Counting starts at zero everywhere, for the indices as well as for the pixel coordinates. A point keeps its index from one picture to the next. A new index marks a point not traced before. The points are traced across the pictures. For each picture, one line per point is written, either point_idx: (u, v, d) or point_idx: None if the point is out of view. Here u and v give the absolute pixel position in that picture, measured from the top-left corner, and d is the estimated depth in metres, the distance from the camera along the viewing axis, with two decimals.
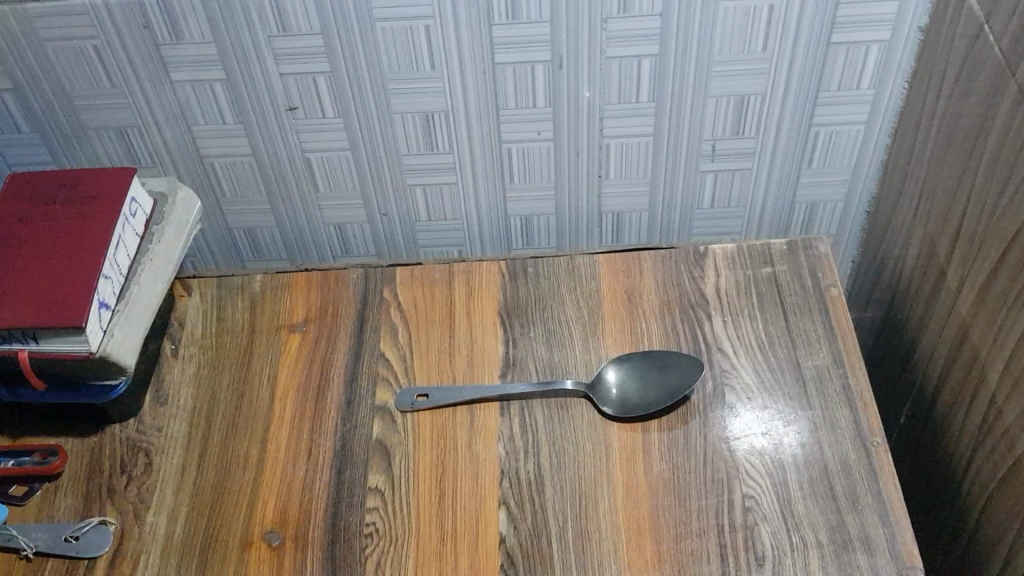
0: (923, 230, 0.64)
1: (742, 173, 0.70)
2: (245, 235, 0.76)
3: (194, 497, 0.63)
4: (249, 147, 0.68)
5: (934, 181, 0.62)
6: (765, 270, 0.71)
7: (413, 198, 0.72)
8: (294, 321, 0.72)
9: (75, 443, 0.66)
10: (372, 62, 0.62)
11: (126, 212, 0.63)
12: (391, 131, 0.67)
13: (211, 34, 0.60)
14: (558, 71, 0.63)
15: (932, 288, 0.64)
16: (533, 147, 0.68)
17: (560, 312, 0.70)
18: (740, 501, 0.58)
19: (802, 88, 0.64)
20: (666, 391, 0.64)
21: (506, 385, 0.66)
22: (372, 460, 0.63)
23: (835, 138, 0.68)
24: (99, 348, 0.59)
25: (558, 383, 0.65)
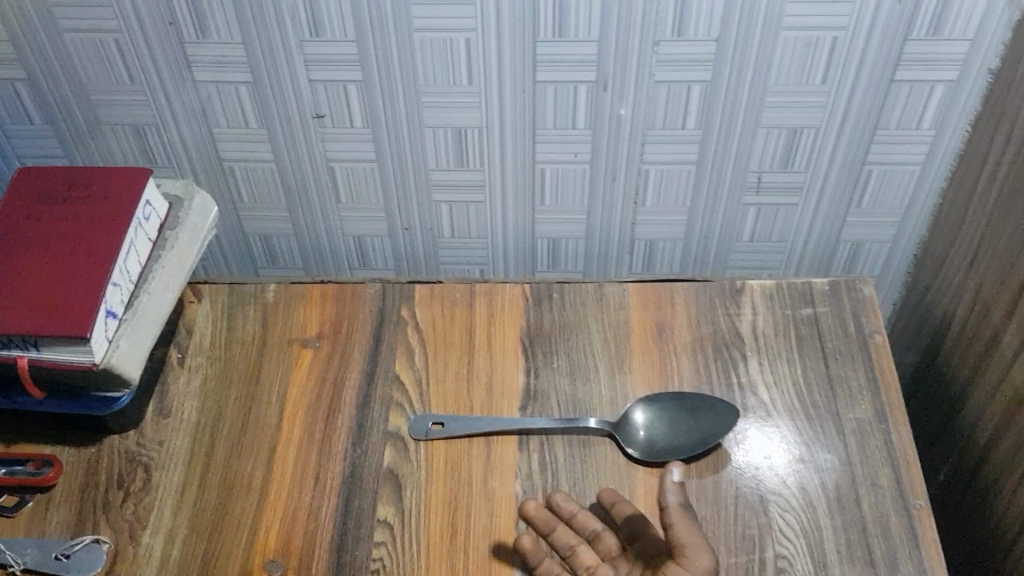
0: (981, 281, 0.61)
1: (786, 208, 0.67)
2: (261, 241, 0.73)
3: (193, 519, 0.60)
4: (271, 152, 0.65)
5: (997, 231, 0.59)
6: (805, 311, 0.67)
7: (439, 214, 0.69)
8: (307, 336, 0.69)
9: (71, 453, 0.63)
10: (407, 72, 0.58)
11: (138, 215, 0.60)
12: (422, 144, 0.63)
13: (239, 34, 0.57)
14: (603, 92, 0.59)
15: (987, 342, 0.60)
16: (569, 170, 0.65)
17: (587, 342, 0.67)
18: (772, 559, 0.55)
19: (858, 125, 0.61)
20: (697, 437, 0.60)
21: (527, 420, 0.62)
22: (382, 490, 0.60)
23: (889, 178, 0.64)
24: (104, 359, 0.56)
25: (582, 421, 0.62)
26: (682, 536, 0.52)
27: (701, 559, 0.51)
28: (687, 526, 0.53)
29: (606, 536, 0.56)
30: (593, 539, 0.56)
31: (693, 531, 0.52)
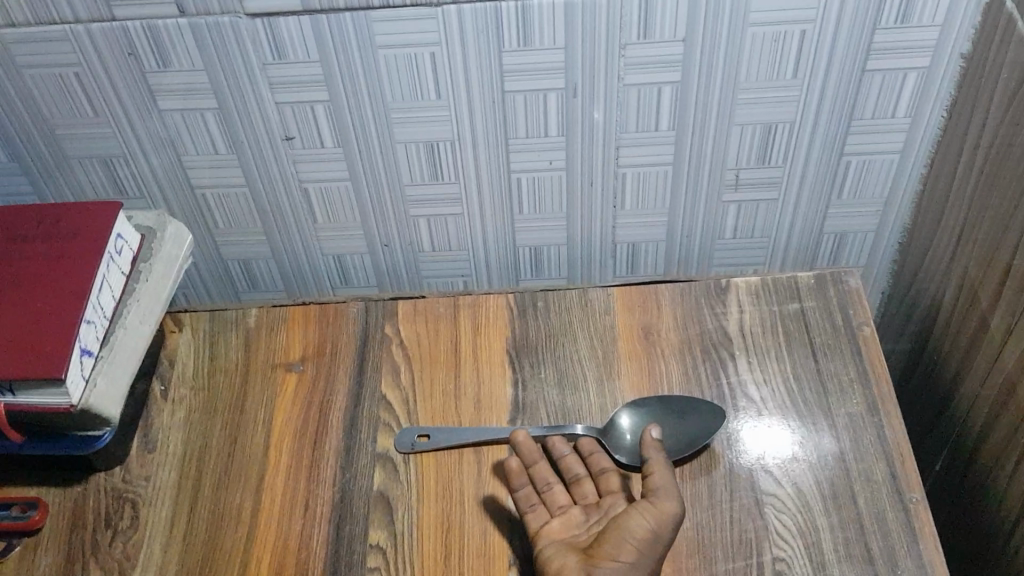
0: (966, 267, 0.60)
1: (767, 203, 0.66)
2: (239, 266, 0.71)
3: (183, 555, 0.59)
4: (243, 177, 0.64)
5: (979, 215, 0.58)
6: (792, 307, 0.67)
7: (417, 229, 0.68)
8: (291, 360, 0.68)
9: (58, 494, 0.62)
10: (373, 90, 0.58)
11: (110, 250, 0.59)
12: (394, 161, 0.62)
13: (201, 62, 0.56)
14: (573, 99, 0.58)
15: (976, 328, 0.60)
16: (545, 177, 0.64)
17: (573, 351, 0.66)
18: (770, 563, 0.54)
19: (834, 116, 0.60)
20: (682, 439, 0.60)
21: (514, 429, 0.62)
22: (373, 513, 0.59)
23: (868, 168, 0.63)
24: (80, 400, 0.55)
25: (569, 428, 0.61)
26: (656, 481, 0.54)
27: (669, 502, 0.52)
28: (662, 469, 0.54)
29: (585, 483, 0.58)
30: (573, 484, 0.58)
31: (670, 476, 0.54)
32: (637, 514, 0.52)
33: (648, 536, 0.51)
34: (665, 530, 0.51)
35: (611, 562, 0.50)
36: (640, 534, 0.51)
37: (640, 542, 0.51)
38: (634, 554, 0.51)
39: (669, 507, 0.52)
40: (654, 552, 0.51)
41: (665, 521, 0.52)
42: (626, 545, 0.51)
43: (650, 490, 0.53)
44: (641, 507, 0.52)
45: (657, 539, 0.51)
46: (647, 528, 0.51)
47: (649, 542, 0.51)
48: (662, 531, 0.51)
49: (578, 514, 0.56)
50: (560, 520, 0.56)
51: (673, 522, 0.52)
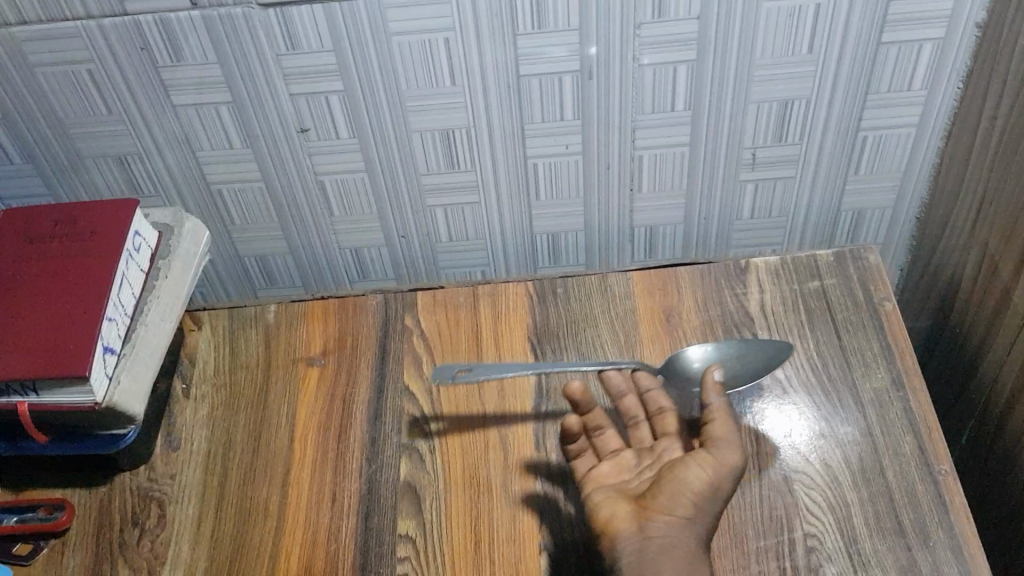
0: (987, 238, 0.60)
1: (784, 181, 0.66)
2: (257, 262, 0.71)
3: (212, 551, 0.59)
4: (258, 172, 0.64)
5: (999, 184, 0.58)
6: (813, 284, 0.66)
7: (434, 219, 0.68)
8: (312, 354, 0.68)
9: (83, 495, 0.62)
10: (388, 78, 0.57)
11: (129, 248, 0.58)
12: (409, 150, 0.62)
13: (214, 55, 0.56)
14: (588, 81, 0.58)
15: (999, 298, 0.60)
16: (561, 162, 0.64)
17: (595, 335, 0.66)
18: (802, 540, 0.54)
19: (850, 91, 0.59)
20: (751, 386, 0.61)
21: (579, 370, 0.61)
22: (401, 504, 0.59)
23: (886, 143, 0.63)
24: (104, 398, 0.55)
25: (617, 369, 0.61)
26: (716, 431, 0.53)
27: (731, 455, 0.52)
28: (723, 419, 0.54)
29: (643, 426, 0.59)
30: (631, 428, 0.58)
31: (732, 426, 0.54)
32: (697, 466, 0.51)
33: (706, 488, 0.51)
34: (722, 482, 0.51)
35: (663, 517, 0.50)
36: (699, 487, 0.51)
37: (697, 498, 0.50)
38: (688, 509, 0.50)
39: (730, 461, 0.51)
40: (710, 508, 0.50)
41: (723, 476, 0.51)
42: (682, 499, 0.50)
43: (712, 440, 0.53)
44: (700, 460, 0.52)
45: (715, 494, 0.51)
46: (705, 483, 0.51)
47: (708, 496, 0.50)
48: (719, 482, 0.51)
49: (630, 459, 0.57)
50: (611, 465, 0.56)
51: (731, 477, 0.51)
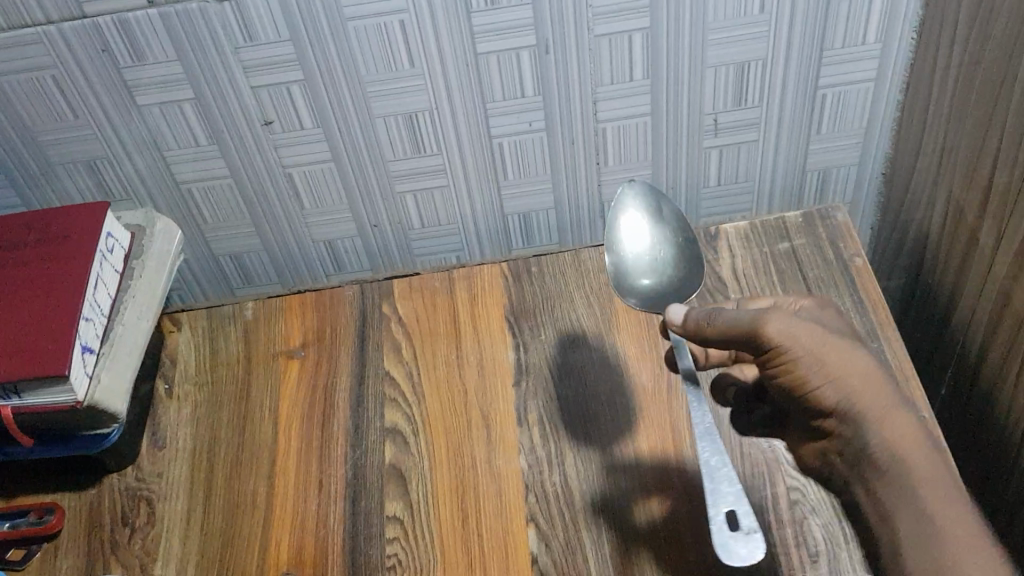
0: (949, 186, 0.61)
1: (748, 146, 0.66)
2: (232, 261, 0.72)
3: (203, 544, 0.59)
4: (226, 168, 0.64)
5: (957, 132, 0.59)
6: (783, 245, 0.68)
7: (405, 206, 0.68)
8: (292, 347, 0.68)
9: (73, 499, 0.62)
10: (348, 65, 0.58)
11: (101, 248, 0.59)
12: (375, 136, 0.63)
13: (175, 52, 0.57)
14: (546, 55, 0.59)
15: (965, 245, 0.60)
16: (527, 139, 0.64)
17: (571, 311, 0.67)
18: (785, 494, 0.55)
19: (804, 50, 0.60)
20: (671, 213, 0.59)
21: (715, 491, 0.47)
22: (387, 486, 0.60)
23: (844, 100, 0.64)
24: (86, 396, 0.56)
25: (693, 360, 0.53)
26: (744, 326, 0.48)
27: (775, 319, 0.48)
28: (727, 322, 0.48)
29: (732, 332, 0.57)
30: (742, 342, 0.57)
31: (741, 313, 0.48)
32: (788, 357, 0.48)
33: (816, 359, 0.47)
34: (803, 337, 0.47)
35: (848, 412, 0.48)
36: (812, 361, 0.47)
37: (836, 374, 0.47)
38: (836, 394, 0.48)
39: (785, 321, 0.48)
40: (864, 379, 0.48)
41: (798, 327, 0.48)
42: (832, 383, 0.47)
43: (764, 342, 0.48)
44: (780, 355, 0.48)
45: (834, 348, 0.48)
46: (808, 356, 0.47)
47: (834, 362, 0.48)
48: (810, 342, 0.47)
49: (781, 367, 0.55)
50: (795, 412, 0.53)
51: (803, 322, 0.48)
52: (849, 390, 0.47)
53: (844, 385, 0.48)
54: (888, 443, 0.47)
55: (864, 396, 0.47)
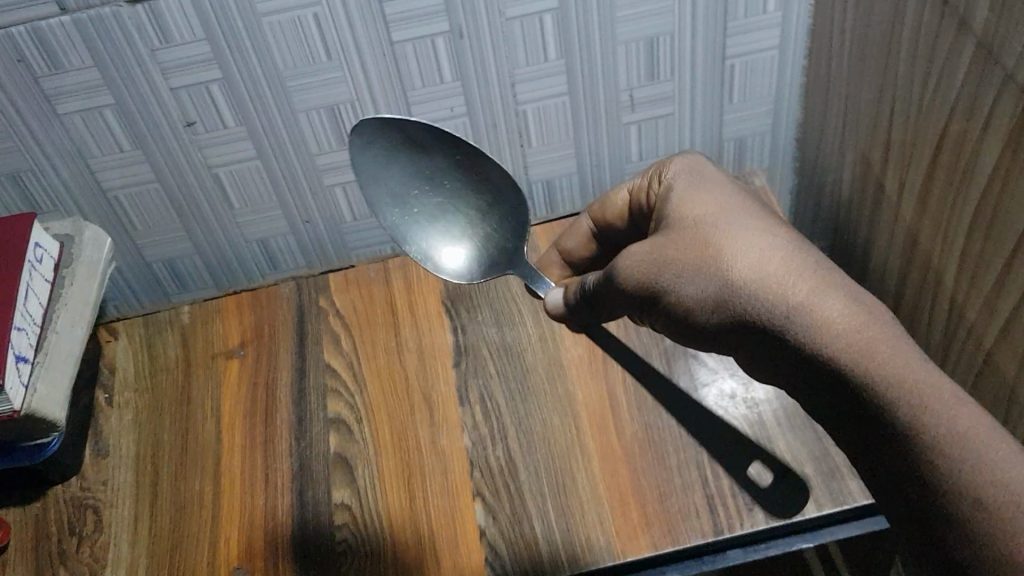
0: (857, 145, 0.64)
1: (666, 119, 0.68)
2: (165, 267, 0.72)
3: (153, 546, 0.59)
4: (151, 172, 0.64)
5: (858, 91, 0.61)
6: None
7: (335, 199, 0.69)
8: (231, 347, 0.69)
9: (18, 513, 0.62)
10: (266, 61, 0.59)
11: (31, 259, 0.59)
12: (298, 130, 0.64)
13: (91, 57, 0.57)
14: (460, 40, 0.60)
15: (875, 196, 0.63)
16: (449, 125, 0.66)
17: (505, 291, 0.69)
18: (720, 447, 0.58)
19: (710, 22, 0.62)
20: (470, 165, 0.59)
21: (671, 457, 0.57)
22: (334, 474, 0.60)
23: (752, 68, 0.66)
24: (24, 405, 0.55)
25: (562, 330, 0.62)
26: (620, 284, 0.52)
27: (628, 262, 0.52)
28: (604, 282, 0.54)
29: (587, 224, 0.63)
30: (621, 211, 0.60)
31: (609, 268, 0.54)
32: (660, 286, 0.51)
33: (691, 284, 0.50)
34: (663, 267, 0.51)
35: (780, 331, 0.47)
36: (687, 278, 0.50)
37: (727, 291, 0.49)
38: (731, 298, 0.48)
39: (641, 254, 0.52)
40: (761, 275, 0.48)
41: (649, 256, 0.51)
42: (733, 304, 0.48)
43: (630, 282, 0.52)
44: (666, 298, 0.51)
45: (708, 252, 0.50)
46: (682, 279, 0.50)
47: (711, 266, 0.49)
48: (667, 266, 0.51)
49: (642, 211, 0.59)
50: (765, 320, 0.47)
51: (649, 248, 0.52)
52: (735, 293, 0.48)
53: (731, 289, 0.48)
54: (835, 342, 0.45)
55: (770, 292, 0.47)
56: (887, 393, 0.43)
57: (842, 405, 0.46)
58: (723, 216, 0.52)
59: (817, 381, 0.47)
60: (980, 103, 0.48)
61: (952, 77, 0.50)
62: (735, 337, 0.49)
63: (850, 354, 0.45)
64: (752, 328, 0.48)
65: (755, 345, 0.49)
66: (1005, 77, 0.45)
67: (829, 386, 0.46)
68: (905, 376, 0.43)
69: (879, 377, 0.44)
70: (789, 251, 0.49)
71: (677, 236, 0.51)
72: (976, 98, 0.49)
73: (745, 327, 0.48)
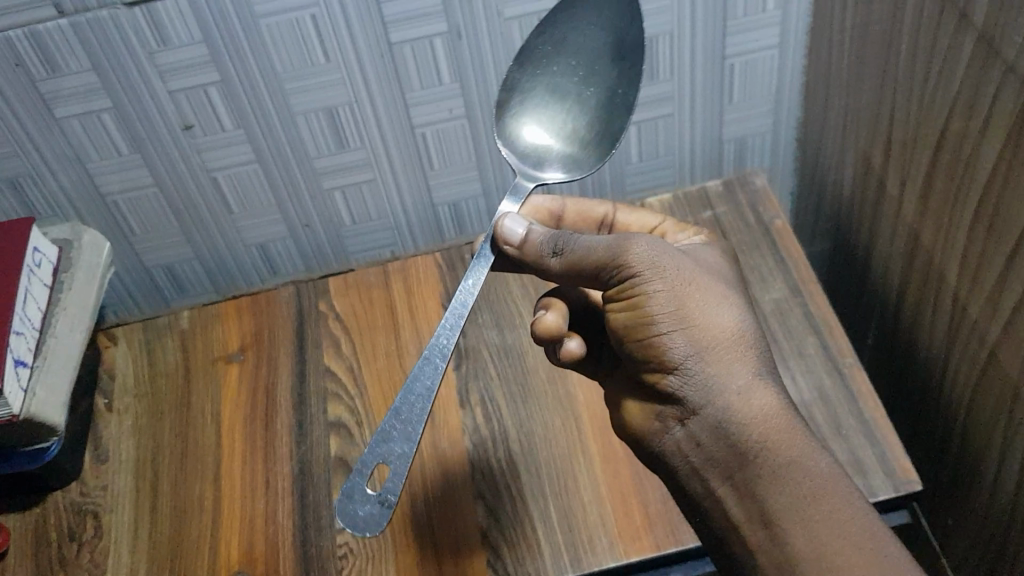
0: (857, 143, 0.64)
1: (666, 120, 0.68)
2: (165, 272, 0.71)
3: (152, 551, 0.59)
4: (150, 176, 0.64)
5: (859, 88, 0.61)
6: (706, 214, 0.71)
7: (334, 203, 0.69)
8: (230, 351, 0.68)
9: (17, 520, 0.61)
10: (264, 63, 0.59)
11: (29, 263, 0.59)
12: (296, 133, 0.63)
13: (89, 61, 0.56)
14: (458, 41, 0.60)
15: (876, 194, 0.63)
16: (448, 127, 0.65)
17: (506, 293, 0.68)
18: None
19: (709, 21, 0.62)
20: (615, 95, 0.55)
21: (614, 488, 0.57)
22: (334, 478, 0.60)
23: (752, 67, 0.65)
24: (23, 410, 0.55)
25: (481, 250, 0.51)
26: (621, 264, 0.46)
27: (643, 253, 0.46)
28: (582, 251, 0.48)
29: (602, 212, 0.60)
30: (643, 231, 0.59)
31: (597, 240, 0.48)
32: (641, 283, 0.46)
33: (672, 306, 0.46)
34: (665, 282, 0.46)
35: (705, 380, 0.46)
36: (667, 293, 0.46)
37: (695, 327, 0.46)
38: (685, 336, 0.46)
39: (646, 246, 0.47)
40: (732, 339, 0.46)
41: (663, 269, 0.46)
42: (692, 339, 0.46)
43: (617, 260, 0.47)
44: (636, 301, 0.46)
45: (696, 288, 0.47)
46: (670, 297, 0.46)
47: (694, 299, 0.46)
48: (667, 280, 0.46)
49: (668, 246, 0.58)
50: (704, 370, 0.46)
51: (664, 256, 0.47)
52: (693, 337, 0.46)
53: (702, 332, 0.46)
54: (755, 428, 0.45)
55: (731, 353, 0.46)
56: (796, 483, 0.44)
57: (736, 465, 0.45)
58: (714, 273, 0.49)
59: (718, 431, 0.46)
60: (981, 99, 0.48)
61: (951, 72, 0.50)
62: (653, 359, 0.47)
63: (772, 439, 0.45)
64: (683, 368, 0.46)
65: (667, 375, 0.46)
66: (1005, 70, 0.45)
67: (729, 445, 0.45)
68: (818, 479, 0.44)
69: (796, 466, 0.44)
70: (758, 338, 0.48)
71: (687, 263, 0.48)
72: (976, 92, 0.48)
73: (673, 361, 0.46)
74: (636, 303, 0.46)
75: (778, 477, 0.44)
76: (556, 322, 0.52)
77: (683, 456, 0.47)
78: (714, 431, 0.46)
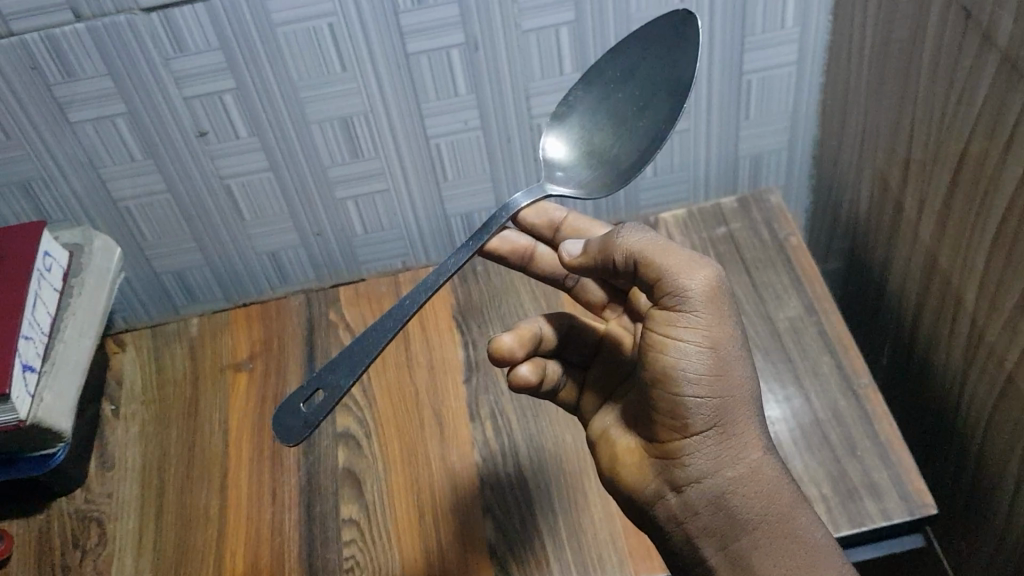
0: (875, 161, 0.63)
1: (681, 136, 0.68)
2: (175, 278, 0.71)
3: (156, 560, 0.58)
4: (163, 182, 0.64)
5: (878, 107, 0.61)
6: (720, 231, 0.70)
7: (347, 213, 0.69)
8: (239, 360, 0.68)
9: (21, 525, 0.61)
10: (279, 73, 0.59)
11: (40, 268, 0.58)
12: (311, 141, 0.63)
13: (105, 66, 0.56)
14: (475, 53, 0.60)
15: (894, 214, 0.62)
16: (463, 138, 0.65)
17: (517, 306, 0.68)
18: None
19: (727, 38, 0.61)
20: (644, 116, 0.55)
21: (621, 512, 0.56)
22: (342, 490, 0.60)
23: (770, 84, 0.65)
24: (30, 415, 0.55)
25: (497, 216, 0.50)
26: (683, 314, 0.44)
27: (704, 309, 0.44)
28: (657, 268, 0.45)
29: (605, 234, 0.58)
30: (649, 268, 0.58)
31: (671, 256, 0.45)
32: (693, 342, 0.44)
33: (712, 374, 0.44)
34: (712, 348, 0.44)
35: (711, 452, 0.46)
36: (710, 356, 0.44)
37: (722, 398, 0.45)
38: (714, 408, 0.45)
39: (708, 282, 0.44)
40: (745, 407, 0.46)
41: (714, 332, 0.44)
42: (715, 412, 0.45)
43: (675, 285, 0.44)
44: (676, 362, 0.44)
45: (735, 353, 0.45)
46: (712, 365, 0.44)
47: (730, 366, 0.45)
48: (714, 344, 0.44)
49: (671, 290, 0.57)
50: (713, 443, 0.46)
51: (719, 316, 0.44)
52: (715, 405, 0.45)
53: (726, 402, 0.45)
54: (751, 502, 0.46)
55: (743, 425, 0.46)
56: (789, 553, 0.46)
57: (734, 535, 0.46)
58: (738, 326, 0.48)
59: (719, 503, 0.46)
60: (1003, 122, 0.48)
61: (972, 94, 0.50)
62: (666, 418, 0.46)
63: (769, 512, 0.46)
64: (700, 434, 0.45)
65: (679, 438, 0.46)
66: None
67: (728, 515, 0.46)
68: (814, 550, 0.46)
69: (795, 538, 0.46)
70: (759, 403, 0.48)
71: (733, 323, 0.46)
72: (997, 115, 0.48)
73: (694, 428, 0.45)
74: (670, 354, 0.44)
75: (774, 547, 0.46)
76: (512, 344, 0.51)
77: (678, 523, 0.47)
78: (714, 502, 0.46)
